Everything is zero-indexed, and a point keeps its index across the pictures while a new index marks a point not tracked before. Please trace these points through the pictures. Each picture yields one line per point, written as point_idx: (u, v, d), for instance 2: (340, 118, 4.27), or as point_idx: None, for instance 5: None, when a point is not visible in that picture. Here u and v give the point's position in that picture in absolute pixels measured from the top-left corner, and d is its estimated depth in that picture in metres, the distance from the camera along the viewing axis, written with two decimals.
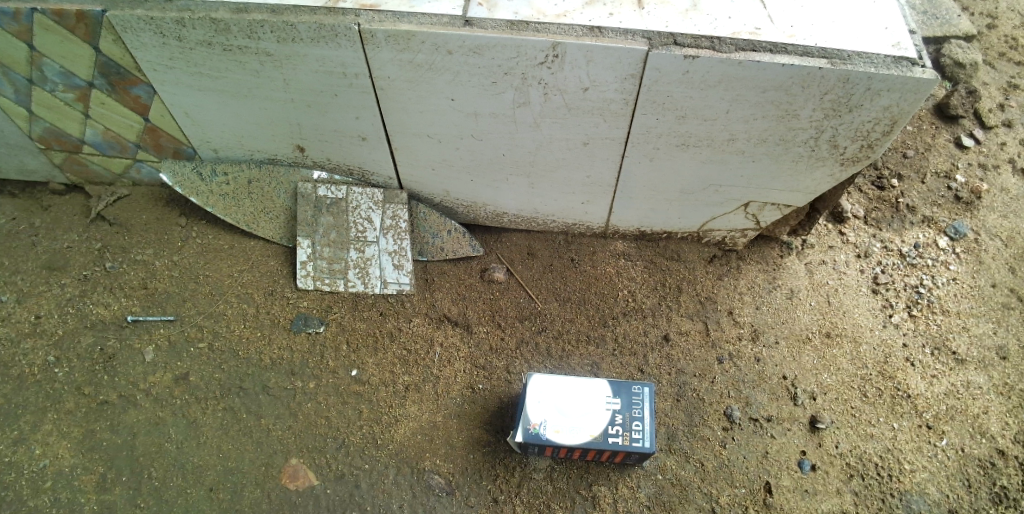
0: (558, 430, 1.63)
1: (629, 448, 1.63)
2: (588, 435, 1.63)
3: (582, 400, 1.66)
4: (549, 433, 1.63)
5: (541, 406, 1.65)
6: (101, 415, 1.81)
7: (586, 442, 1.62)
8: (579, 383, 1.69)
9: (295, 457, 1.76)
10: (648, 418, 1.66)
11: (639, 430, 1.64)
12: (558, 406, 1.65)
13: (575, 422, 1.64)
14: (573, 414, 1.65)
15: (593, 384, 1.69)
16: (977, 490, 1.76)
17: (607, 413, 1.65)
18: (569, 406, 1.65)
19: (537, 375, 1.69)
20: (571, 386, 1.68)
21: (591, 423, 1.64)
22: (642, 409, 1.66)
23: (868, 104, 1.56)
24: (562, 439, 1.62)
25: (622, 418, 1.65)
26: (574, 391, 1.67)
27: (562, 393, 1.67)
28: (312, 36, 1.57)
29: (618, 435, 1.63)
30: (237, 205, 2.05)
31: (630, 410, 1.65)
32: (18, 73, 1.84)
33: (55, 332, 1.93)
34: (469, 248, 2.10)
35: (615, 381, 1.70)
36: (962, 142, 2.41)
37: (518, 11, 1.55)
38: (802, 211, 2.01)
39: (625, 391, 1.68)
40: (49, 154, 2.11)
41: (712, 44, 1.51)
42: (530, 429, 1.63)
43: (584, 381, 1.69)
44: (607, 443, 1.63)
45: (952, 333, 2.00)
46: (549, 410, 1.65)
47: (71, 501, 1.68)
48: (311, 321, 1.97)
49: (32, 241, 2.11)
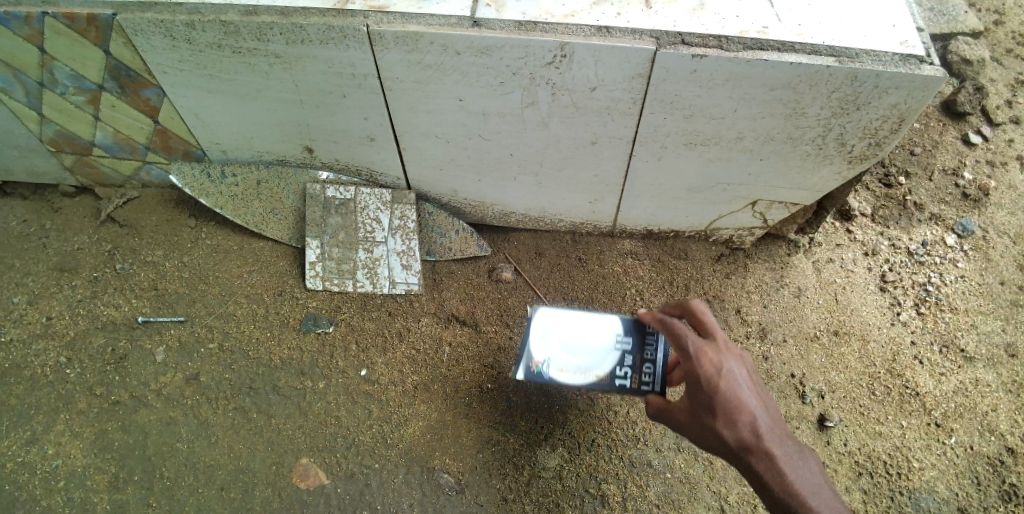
0: (561, 369, 1.55)
1: (638, 391, 1.51)
2: (594, 375, 1.53)
3: (589, 337, 1.56)
4: (551, 370, 1.55)
5: (546, 343, 1.57)
6: (113, 415, 1.82)
7: (592, 382, 1.53)
8: (589, 317, 1.58)
9: (305, 456, 1.78)
10: (661, 361, 1.53)
11: (651, 373, 1.52)
12: (563, 342, 1.57)
13: (579, 361, 1.55)
14: (580, 352, 1.56)
15: (605, 319, 1.57)
16: (987, 488, 1.76)
17: (617, 352, 1.54)
18: (575, 343, 1.57)
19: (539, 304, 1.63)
20: (579, 321, 1.58)
21: (598, 362, 1.54)
22: (657, 349, 1.53)
23: (875, 102, 1.56)
24: (565, 377, 1.54)
25: (633, 359, 1.54)
26: (584, 326, 1.57)
27: (569, 328, 1.58)
28: (320, 37, 1.57)
29: (626, 378, 1.52)
30: (247, 206, 2.06)
31: (642, 352, 1.54)
32: (30, 77, 1.85)
33: (66, 333, 1.95)
34: (476, 248, 2.11)
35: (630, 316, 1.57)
36: (970, 139, 2.41)
37: (526, 12, 1.56)
38: (809, 209, 2.00)
39: (640, 329, 1.55)
40: (60, 156, 2.12)
41: (719, 43, 1.51)
42: (532, 367, 1.55)
43: (594, 316, 1.58)
44: (614, 384, 1.52)
45: (961, 331, 2.00)
46: (552, 345, 1.57)
47: (84, 501, 1.70)
48: (321, 321, 1.98)
49: (43, 243, 2.12)
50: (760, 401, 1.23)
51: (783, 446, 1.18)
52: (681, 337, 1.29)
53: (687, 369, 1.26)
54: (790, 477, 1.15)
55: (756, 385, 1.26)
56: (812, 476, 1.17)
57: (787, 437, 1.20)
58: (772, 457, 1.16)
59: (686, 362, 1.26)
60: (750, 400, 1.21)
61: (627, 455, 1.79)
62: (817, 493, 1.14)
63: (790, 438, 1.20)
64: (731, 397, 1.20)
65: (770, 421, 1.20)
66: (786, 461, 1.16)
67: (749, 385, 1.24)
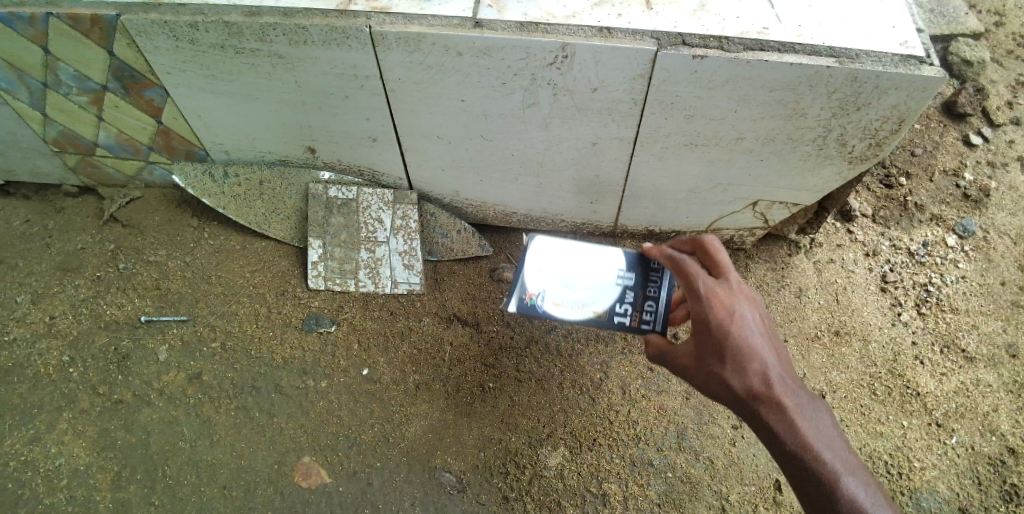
0: (557, 303, 1.44)
1: (638, 330, 1.44)
2: (592, 311, 1.44)
3: (589, 271, 1.46)
4: (546, 303, 1.44)
5: (542, 275, 1.45)
6: (115, 414, 1.83)
7: (589, 318, 1.44)
8: (588, 249, 1.48)
9: (307, 455, 1.78)
10: (664, 299, 1.45)
11: (652, 312, 1.44)
12: (561, 274, 1.45)
13: (577, 295, 1.45)
14: (578, 286, 1.45)
15: (606, 252, 1.48)
16: (988, 488, 1.77)
17: (618, 287, 1.45)
18: (574, 276, 1.45)
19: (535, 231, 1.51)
20: (578, 253, 1.47)
21: (598, 298, 1.44)
22: (660, 286, 1.45)
23: (876, 102, 1.57)
24: (561, 312, 1.44)
25: (634, 296, 1.45)
26: (583, 258, 1.47)
27: (567, 259, 1.46)
28: (323, 38, 1.58)
29: (626, 316, 1.44)
30: (249, 207, 2.08)
31: (645, 289, 1.45)
32: (34, 78, 1.86)
33: (69, 332, 1.96)
34: (478, 248, 2.11)
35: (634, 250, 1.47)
36: (970, 140, 2.41)
37: (528, 13, 1.56)
38: (809, 210, 2.01)
39: (643, 264, 1.46)
40: (63, 156, 2.13)
41: (720, 44, 1.52)
42: (526, 299, 1.44)
43: (595, 249, 1.48)
44: (612, 322, 1.44)
45: (962, 331, 2.00)
46: (549, 277, 1.45)
47: (87, 499, 1.71)
48: (323, 321, 1.99)
49: (46, 243, 2.13)
50: (772, 348, 1.19)
51: (794, 395, 1.14)
52: (693, 278, 1.25)
53: (697, 312, 1.22)
54: (800, 427, 1.12)
55: (769, 331, 1.21)
56: (825, 427, 1.13)
57: (799, 386, 1.16)
58: (783, 407, 1.13)
59: (697, 305, 1.22)
60: (762, 347, 1.17)
61: (628, 454, 1.79)
62: (829, 443, 1.11)
63: (801, 387, 1.16)
64: (742, 343, 1.17)
65: (782, 370, 1.17)
66: (797, 411, 1.13)
67: (761, 331, 1.19)
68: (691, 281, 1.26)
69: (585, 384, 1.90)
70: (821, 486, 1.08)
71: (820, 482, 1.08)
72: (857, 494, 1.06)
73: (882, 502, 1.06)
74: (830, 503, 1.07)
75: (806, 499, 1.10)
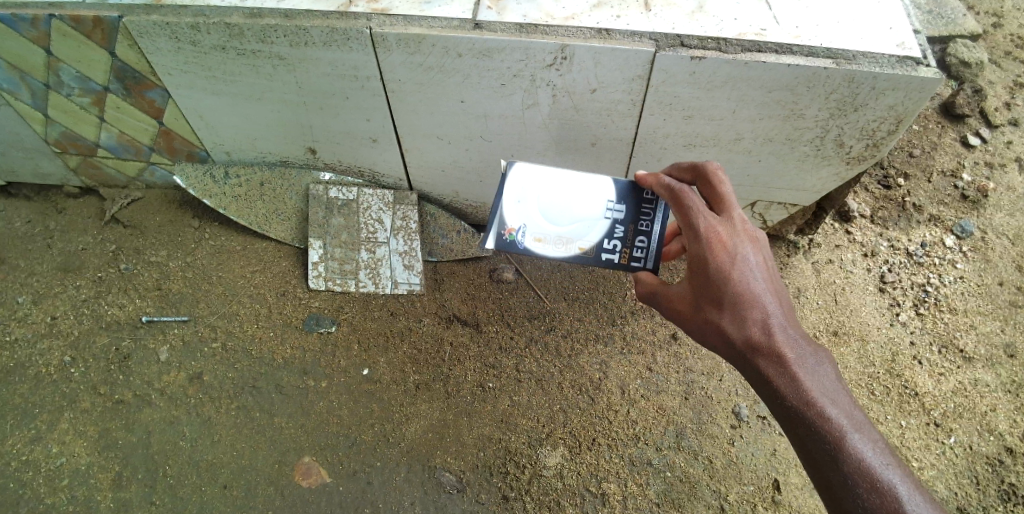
0: (538, 239, 1.46)
1: (627, 267, 1.46)
2: (575, 248, 1.46)
3: (571, 205, 1.46)
4: (527, 239, 1.47)
5: (523, 210, 1.48)
6: (117, 414, 1.84)
7: (572, 255, 1.46)
8: (572, 183, 1.48)
9: (308, 455, 1.79)
10: (656, 234, 1.45)
11: (643, 248, 1.45)
12: (542, 208, 1.47)
13: (560, 231, 1.46)
14: (560, 221, 1.46)
15: (591, 185, 1.48)
16: (987, 488, 1.77)
17: (606, 222, 1.46)
18: (556, 211, 1.47)
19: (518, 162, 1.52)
20: (562, 187, 1.48)
21: (582, 234, 1.46)
22: (652, 221, 1.45)
23: (873, 103, 1.57)
24: (542, 248, 1.46)
25: (624, 232, 1.46)
26: (566, 192, 1.47)
27: (549, 193, 1.47)
28: (324, 40, 1.59)
29: (614, 252, 1.45)
30: (250, 207, 2.09)
31: (636, 224, 1.46)
32: (36, 79, 1.87)
33: (71, 333, 1.96)
34: (479, 249, 2.11)
35: (626, 181, 1.47)
36: (968, 141, 2.42)
37: (527, 14, 1.57)
38: (807, 211, 2.02)
39: (635, 197, 1.46)
40: (65, 157, 2.14)
41: (718, 46, 1.53)
42: (506, 235, 1.47)
43: (580, 182, 1.48)
44: (600, 258, 1.46)
45: (960, 331, 2.01)
46: (531, 211, 1.47)
47: (88, 499, 1.72)
48: (323, 321, 2.00)
49: (47, 243, 2.14)
50: (775, 296, 1.15)
51: (796, 348, 1.11)
52: (694, 215, 1.21)
53: (695, 255, 1.19)
54: (802, 380, 1.09)
55: (773, 277, 1.17)
56: (828, 381, 1.10)
57: (801, 336, 1.13)
58: (783, 360, 1.10)
59: (695, 247, 1.19)
60: (764, 294, 1.14)
61: (627, 454, 1.80)
62: (833, 399, 1.08)
63: (805, 338, 1.13)
64: (744, 289, 1.13)
65: (785, 319, 1.13)
66: (798, 363, 1.10)
67: (765, 276, 1.15)
68: (691, 220, 1.22)
69: (584, 383, 1.90)
70: (825, 444, 1.05)
71: (825, 441, 1.05)
72: (861, 453, 1.04)
73: (889, 461, 1.03)
74: (833, 462, 1.04)
75: (809, 457, 1.07)
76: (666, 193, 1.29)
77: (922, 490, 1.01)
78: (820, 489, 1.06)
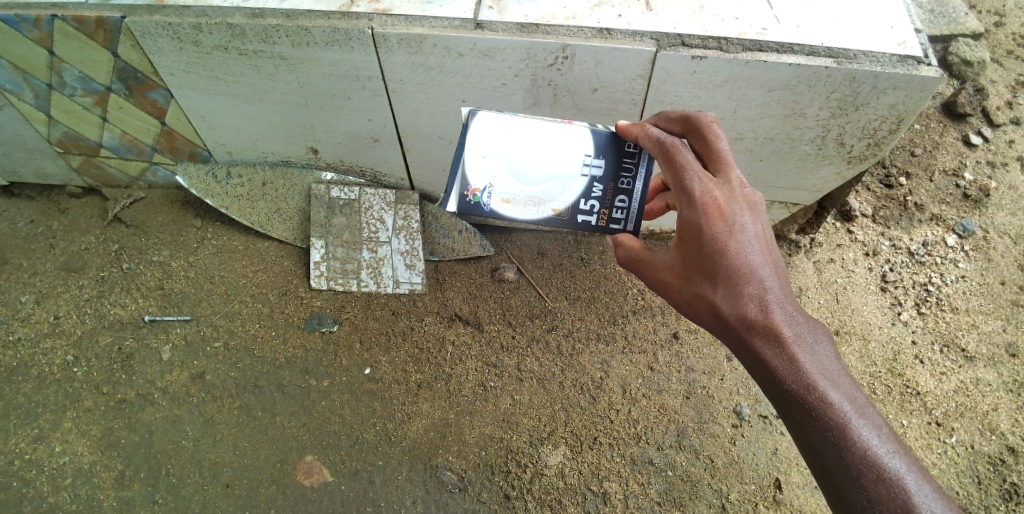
0: (507, 200, 1.42)
1: (605, 229, 1.45)
2: (547, 209, 1.43)
3: (541, 162, 1.40)
4: (494, 200, 1.42)
5: (489, 168, 1.40)
6: (120, 413, 1.84)
7: (545, 216, 1.44)
8: (541, 136, 1.41)
9: (309, 454, 1.79)
10: (637, 193, 1.43)
11: (622, 210, 1.43)
12: (509, 166, 1.40)
13: (530, 192, 1.42)
14: (530, 181, 1.41)
15: (560, 137, 1.41)
16: (988, 487, 1.78)
17: (582, 180, 1.42)
18: (525, 169, 1.41)
19: (482, 112, 1.41)
20: (530, 141, 1.41)
21: (555, 194, 1.42)
22: (633, 179, 1.42)
23: (874, 102, 1.57)
24: (511, 211, 1.42)
25: (603, 191, 1.42)
26: (534, 147, 1.40)
27: (517, 148, 1.40)
28: (325, 39, 1.60)
29: (592, 214, 1.43)
30: (252, 207, 2.09)
31: (616, 182, 1.42)
32: (38, 80, 1.88)
33: (74, 332, 1.97)
34: (479, 248, 2.11)
35: (605, 135, 1.41)
36: (970, 140, 2.42)
37: (528, 14, 1.58)
38: (809, 209, 2.02)
39: (615, 152, 1.41)
40: (67, 157, 2.15)
41: (719, 45, 1.53)
42: (471, 196, 1.41)
43: (549, 135, 1.41)
44: (576, 220, 1.44)
45: (962, 331, 2.01)
46: (497, 170, 1.40)
47: (91, 498, 1.72)
48: (326, 320, 2.00)
49: (49, 243, 2.15)
50: (773, 268, 1.13)
51: (794, 326, 1.10)
52: (688, 181, 1.19)
53: (690, 224, 1.17)
54: (800, 360, 1.07)
55: (770, 247, 1.15)
56: (828, 362, 1.08)
57: (799, 313, 1.11)
58: (780, 340, 1.08)
59: (690, 215, 1.17)
60: (761, 268, 1.12)
61: (628, 453, 1.80)
62: (833, 381, 1.07)
63: (802, 315, 1.11)
64: (740, 264, 1.12)
65: (782, 294, 1.11)
66: (797, 342, 1.09)
67: (762, 248, 1.13)
68: (684, 184, 1.20)
69: (585, 383, 1.91)
70: (826, 431, 1.04)
71: (826, 427, 1.04)
72: (864, 440, 1.02)
73: (891, 447, 1.02)
74: (834, 449, 1.03)
75: (806, 442, 1.06)
76: (659, 153, 1.27)
77: (927, 478, 1.00)
78: (818, 474, 1.05)
